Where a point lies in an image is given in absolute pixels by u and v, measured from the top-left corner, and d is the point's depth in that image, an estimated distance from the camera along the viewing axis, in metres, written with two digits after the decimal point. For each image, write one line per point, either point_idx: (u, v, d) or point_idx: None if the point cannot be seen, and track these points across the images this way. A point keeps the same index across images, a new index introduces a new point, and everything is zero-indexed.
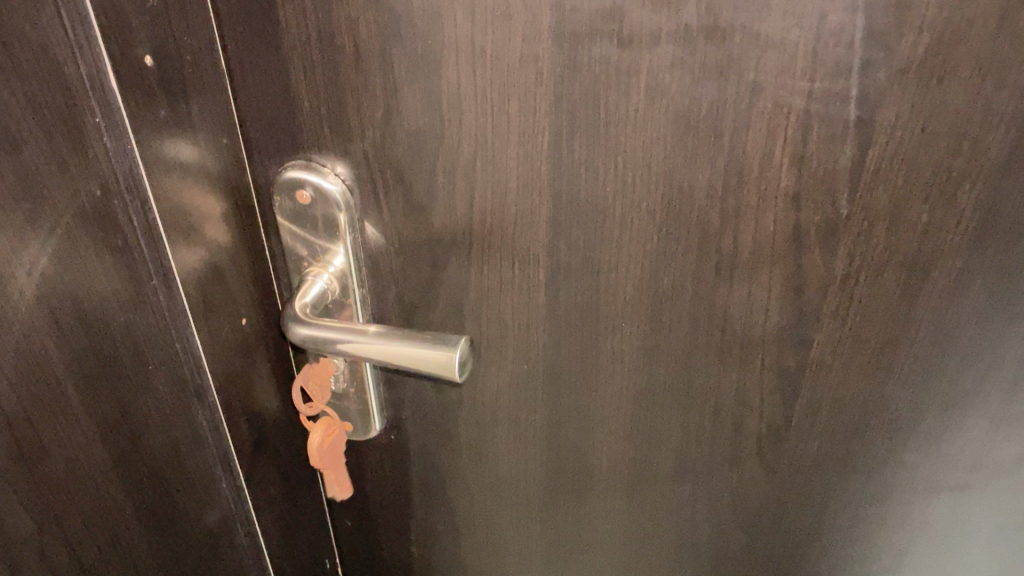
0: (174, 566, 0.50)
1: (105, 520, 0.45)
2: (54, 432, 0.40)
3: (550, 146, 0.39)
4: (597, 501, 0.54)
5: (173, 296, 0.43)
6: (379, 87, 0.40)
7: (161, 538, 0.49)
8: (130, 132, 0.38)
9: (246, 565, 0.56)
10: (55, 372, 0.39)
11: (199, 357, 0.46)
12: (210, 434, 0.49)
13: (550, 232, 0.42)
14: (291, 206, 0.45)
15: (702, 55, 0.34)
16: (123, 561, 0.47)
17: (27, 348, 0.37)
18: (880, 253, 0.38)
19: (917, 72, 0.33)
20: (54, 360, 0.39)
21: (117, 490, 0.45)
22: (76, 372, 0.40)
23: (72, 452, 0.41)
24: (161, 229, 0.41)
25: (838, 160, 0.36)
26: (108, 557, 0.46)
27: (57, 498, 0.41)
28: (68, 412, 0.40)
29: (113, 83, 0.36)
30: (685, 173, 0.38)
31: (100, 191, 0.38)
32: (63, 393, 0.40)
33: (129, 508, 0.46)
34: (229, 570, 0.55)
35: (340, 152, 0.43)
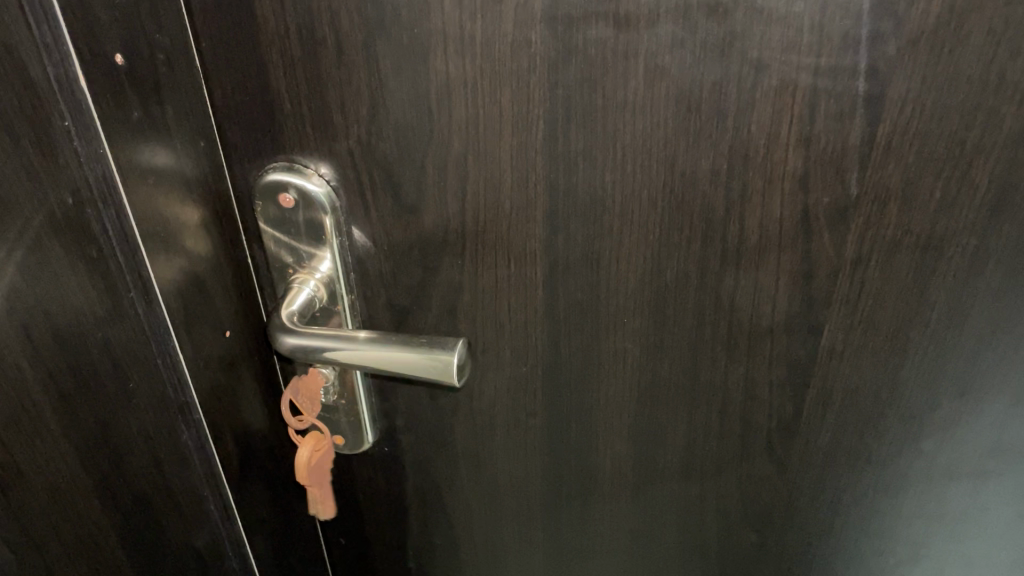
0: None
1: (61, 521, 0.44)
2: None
3: (546, 136, 0.38)
4: (601, 505, 0.52)
5: (154, 312, 0.40)
6: (364, 81, 0.38)
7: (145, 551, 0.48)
8: (102, 136, 0.35)
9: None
10: (15, 380, 0.39)
11: (183, 374, 0.43)
12: (196, 455, 0.46)
13: (548, 226, 0.41)
14: (275, 212, 0.43)
15: (704, 33, 0.33)
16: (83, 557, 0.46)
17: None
18: (891, 233, 0.37)
19: (928, 42, 0.32)
20: (24, 369, 0.39)
21: (91, 503, 0.44)
22: (46, 385, 0.40)
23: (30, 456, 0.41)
24: (138, 237, 0.38)
25: (848, 138, 0.35)
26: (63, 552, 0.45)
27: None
28: (35, 421, 0.40)
29: (85, 86, 0.34)
30: (687, 158, 0.37)
31: (73, 200, 0.36)
32: (31, 404, 0.40)
33: (109, 520, 0.45)
34: None
35: (324, 152, 0.41)
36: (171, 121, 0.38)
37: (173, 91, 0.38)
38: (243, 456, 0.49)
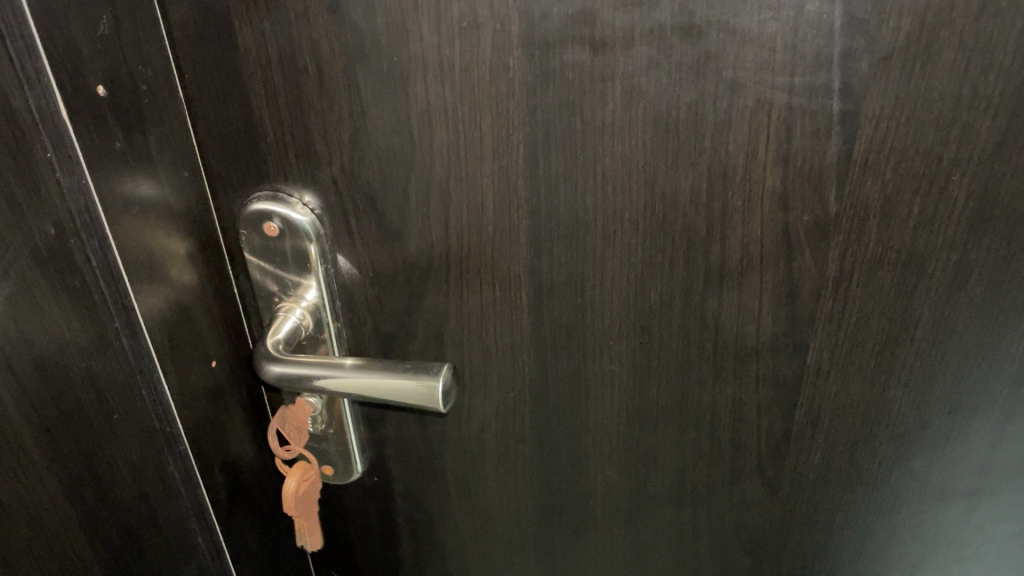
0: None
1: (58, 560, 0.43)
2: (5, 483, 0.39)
3: (526, 160, 0.38)
4: (593, 532, 0.52)
5: (137, 339, 0.40)
6: (344, 108, 0.38)
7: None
8: (83, 164, 0.35)
9: None
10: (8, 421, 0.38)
11: (169, 403, 0.43)
12: (182, 484, 0.46)
13: (532, 250, 0.41)
14: (260, 241, 0.43)
15: (679, 54, 0.33)
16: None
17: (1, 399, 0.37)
18: (873, 250, 0.37)
19: (900, 58, 0.32)
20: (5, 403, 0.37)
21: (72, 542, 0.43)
22: (31, 417, 0.38)
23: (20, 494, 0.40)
24: (122, 268, 0.38)
25: (825, 156, 0.35)
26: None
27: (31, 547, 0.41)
28: (25, 462, 0.39)
29: (64, 114, 0.34)
30: (667, 179, 0.37)
31: (56, 230, 0.36)
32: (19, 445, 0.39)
33: (93, 560, 0.44)
34: None
35: (307, 180, 0.41)
36: (154, 151, 0.38)
37: (156, 122, 0.38)
38: (231, 488, 0.49)
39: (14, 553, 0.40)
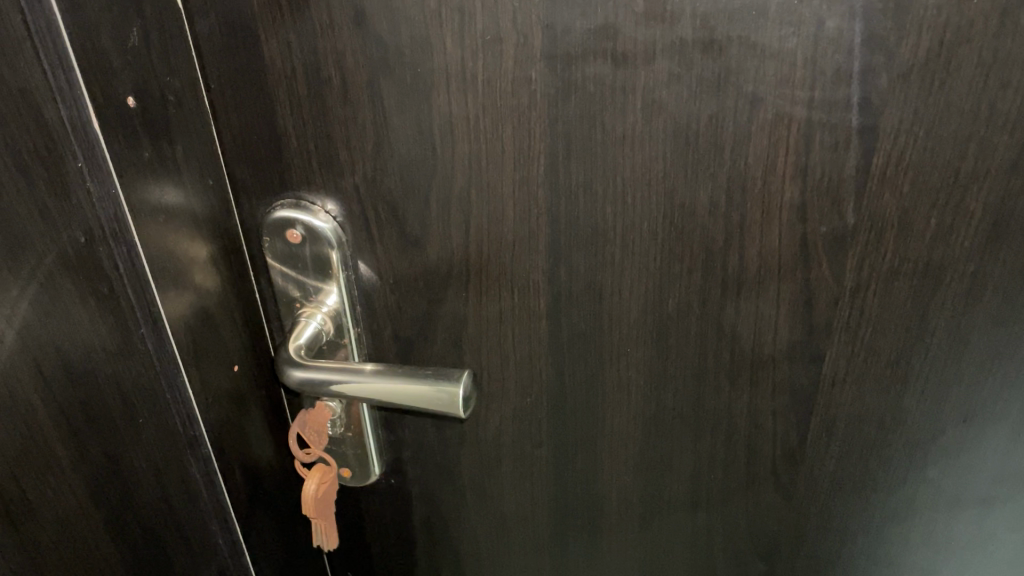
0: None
1: (79, 538, 0.45)
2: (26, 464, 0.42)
3: (546, 170, 0.38)
4: (608, 536, 0.52)
5: (164, 344, 0.40)
6: (368, 118, 0.39)
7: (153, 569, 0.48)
8: (113, 174, 0.35)
9: None
10: (31, 410, 0.40)
11: (193, 410, 0.43)
12: (205, 490, 0.46)
13: (551, 259, 0.41)
14: (283, 247, 0.44)
15: (699, 68, 0.34)
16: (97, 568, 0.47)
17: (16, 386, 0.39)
18: (889, 262, 0.38)
19: (918, 75, 0.32)
20: (30, 397, 0.40)
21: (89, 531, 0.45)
22: (53, 411, 0.41)
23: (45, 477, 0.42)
24: (149, 275, 0.38)
25: (843, 169, 0.35)
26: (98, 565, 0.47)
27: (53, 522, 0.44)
28: (46, 450, 0.42)
29: (96, 126, 0.34)
30: (686, 189, 0.37)
31: (85, 238, 0.37)
32: (40, 432, 0.41)
33: (111, 550, 0.46)
34: None
35: (330, 188, 0.41)
36: (181, 160, 0.39)
37: (183, 131, 0.39)
38: (251, 489, 0.49)
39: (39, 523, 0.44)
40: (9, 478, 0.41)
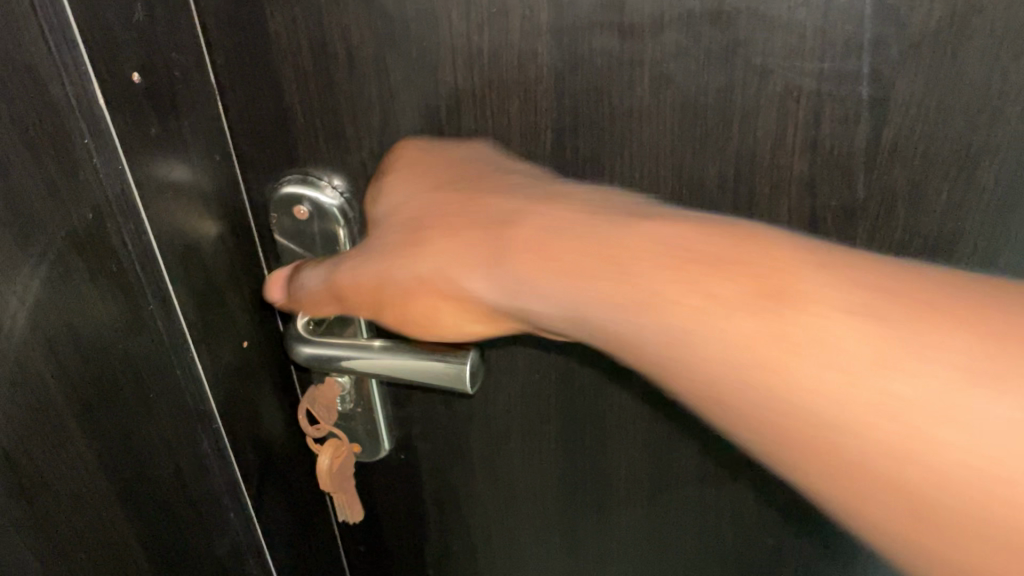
0: None
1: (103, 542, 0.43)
2: (53, 463, 0.39)
3: (553, 143, 0.38)
4: (617, 511, 0.53)
5: (172, 321, 0.41)
6: (374, 93, 0.39)
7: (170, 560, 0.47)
8: (120, 151, 0.36)
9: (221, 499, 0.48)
10: (52, 402, 0.38)
11: (201, 382, 0.44)
12: (216, 461, 0.47)
13: None
14: (290, 223, 0.44)
15: (707, 41, 0.34)
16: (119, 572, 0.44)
17: (31, 376, 0.36)
18: (900, 235, 0.37)
19: (929, 45, 0.32)
20: (48, 382, 0.37)
21: (109, 530, 0.43)
22: (71, 398, 0.38)
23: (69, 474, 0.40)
24: (156, 250, 0.39)
25: (853, 142, 0.35)
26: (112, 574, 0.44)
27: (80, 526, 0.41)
28: (67, 442, 0.39)
29: (103, 105, 0.34)
30: (693, 164, 0.37)
31: (93, 215, 0.37)
32: (62, 424, 0.38)
33: (133, 551, 0.44)
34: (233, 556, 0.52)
35: (337, 163, 0.42)
36: (189, 138, 0.39)
37: (190, 109, 0.39)
38: (262, 464, 0.50)
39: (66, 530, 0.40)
40: (35, 475, 0.38)
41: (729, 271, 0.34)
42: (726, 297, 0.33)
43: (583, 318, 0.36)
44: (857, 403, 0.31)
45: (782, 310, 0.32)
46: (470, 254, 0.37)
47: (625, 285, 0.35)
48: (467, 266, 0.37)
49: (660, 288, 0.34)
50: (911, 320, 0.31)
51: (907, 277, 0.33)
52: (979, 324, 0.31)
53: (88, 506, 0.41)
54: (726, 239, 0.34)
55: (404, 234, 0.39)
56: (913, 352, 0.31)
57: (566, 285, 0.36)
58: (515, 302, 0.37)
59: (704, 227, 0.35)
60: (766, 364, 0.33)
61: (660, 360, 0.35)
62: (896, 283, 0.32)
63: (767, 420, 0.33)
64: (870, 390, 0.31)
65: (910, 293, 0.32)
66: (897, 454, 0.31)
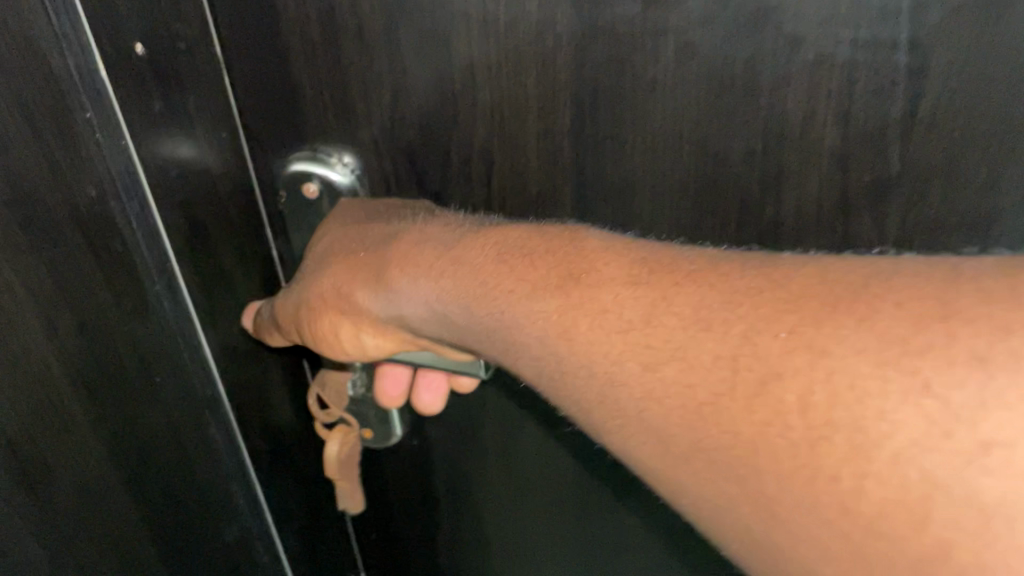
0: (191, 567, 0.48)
1: (108, 522, 0.43)
2: (53, 443, 0.39)
3: (572, 118, 0.37)
4: (633, 501, 0.51)
5: (180, 303, 0.40)
6: (385, 67, 0.37)
7: (177, 543, 0.47)
8: (123, 125, 0.34)
9: (231, 485, 0.48)
10: (54, 381, 0.38)
11: (211, 368, 0.43)
12: (225, 448, 0.46)
13: (576, 213, 0.40)
14: (298, 201, 0.42)
15: (736, 7, 0.32)
16: (122, 552, 0.44)
17: (30, 353, 0.36)
18: (935, 212, 0.36)
19: (971, 11, 0.30)
20: (53, 373, 0.37)
21: (113, 515, 0.43)
22: (74, 379, 0.38)
23: (71, 454, 0.40)
24: (163, 232, 0.38)
25: (888, 114, 0.33)
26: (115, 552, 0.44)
27: (82, 505, 0.41)
28: (69, 422, 0.39)
29: (104, 73, 0.33)
30: (719, 138, 0.36)
31: (97, 193, 0.35)
32: (64, 404, 0.38)
33: (138, 533, 0.44)
34: (240, 542, 0.51)
35: (347, 140, 0.40)
36: (194, 114, 0.37)
37: (194, 84, 0.36)
38: (273, 450, 0.49)
39: (66, 510, 0.41)
40: (35, 460, 0.38)
41: (634, 284, 0.33)
42: (617, 309, 0.32)
43: (501, 331, 0.36)
44: (762, 393, 0.28)
45: (669, 314, 0.31)
46: (394, 276, 0.38)
47: (533, 305, 0.35)
48: (409, 287, 0.38)
49: (563, 302, 0.34)
50: (847, 320, 0.27)
51: (881, 275, 0.28)
52: (951, 317, 0.25)
53: (93, 487, 0.41)
54: (626, 262, 0.34)
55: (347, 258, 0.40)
56: (856, 357, 0.26)
57: (478, 305, 0.36)
58: (438, 315, 0.38)
59: (622, 245, 0.35)
60: (649, 366, 0.31)
61: (568, 368, 0.34)
62: (797, 281, 0.29)
63: (673, 442, 0.31)
64: (736, 420, 0.29)
65: (892, 305, 0.26)
66: (805, 461, 0.27)
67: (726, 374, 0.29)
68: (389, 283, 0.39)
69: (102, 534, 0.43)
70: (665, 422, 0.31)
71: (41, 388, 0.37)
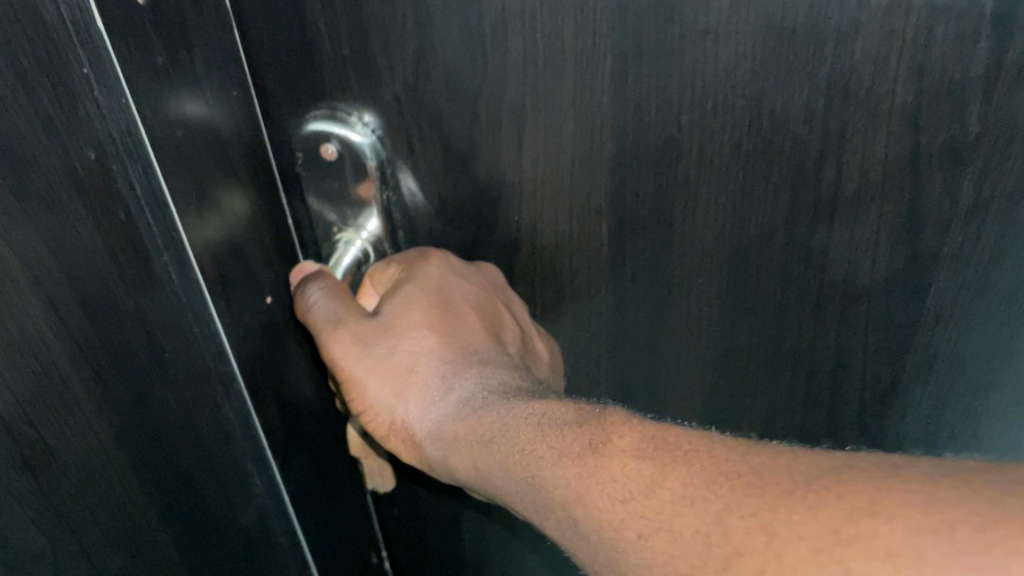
0: (210, 559, 0.45)
1: (118, 517, 0.38)
2: (58, 434, 0.34)
3: (612, 73, 0.35)
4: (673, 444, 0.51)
5: (189, 275, 0.36)
6: (409, 16, 0.34)
7: (193, 534, 0.43)
8: (122, 81, 0.30)
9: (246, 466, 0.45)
10: (56, 366, 0.33)
11: (223, 344, 0.40)
12: (239, 426, 0.43)
13: (614, 175, 0.38)
14: (315, 163, 0.40)
15: None
16: (137, 548, 0.40)
17: (29, 336, 0.31)
18: (1013, 178, 0.35)
19: None
20: (55, 358, 0.33)
21: (119, 511, 0.38)
22: (78, 360, 0.34)
23: (76, 445, 0.35)
24: (168, 197, 0.34)
25: (968, 66, 0.32)
26: (129, 551, 0.40)
27: (92, 499, 0.37)
28: (74, 410, 0.34)
29: (99, 22, 0.29)
30: (777, 95, 0.34)
31: (96, 156, 0.31)
32: (68, 390, 0.34)
33: (151, 527, 0.40)
34: (257, 529, 0.48)
35: (368, 97, 0.38)
36: (202, 70, 0.34)
37: (201, 37, 0.34)
38: (290, 426, 0.47)
39: (69, 510, 0.36)
40: (37, 448, 0.33)
41: (640, 456, 0.32)
42: (623, 481, 0.31)
43: (531, 493, 0.35)
44: (728, 570, 0.27)
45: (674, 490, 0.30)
46: (449, 425, 0.39)
47: (557, 466, 0.34)
48: (456, 437, 0.39)
49: (586, 467, 0.33)
50: (800, 509, 0.27)
51: (847, 468, 0.27)
52: (878, 514, 0.25)
53: (102, 482, 0.37)
54: (639, 436, 0.32)
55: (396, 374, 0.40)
56: (800, 540, 0.26)
57: (510, 467, 0.36)
58: (474, 468, 0.38)
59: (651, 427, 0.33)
60: (643, 536, 0.30)
61: (573, 533, 0.33)
62: (771, 469, 0.28)
63: None
64: None
65: (834, 495, 0.26)
66: None
67: (701, 547, 0.28)
68: (441, 430, 0.40)
69: (113, 531, 0.38)
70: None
71: (40, 375, 0.32)
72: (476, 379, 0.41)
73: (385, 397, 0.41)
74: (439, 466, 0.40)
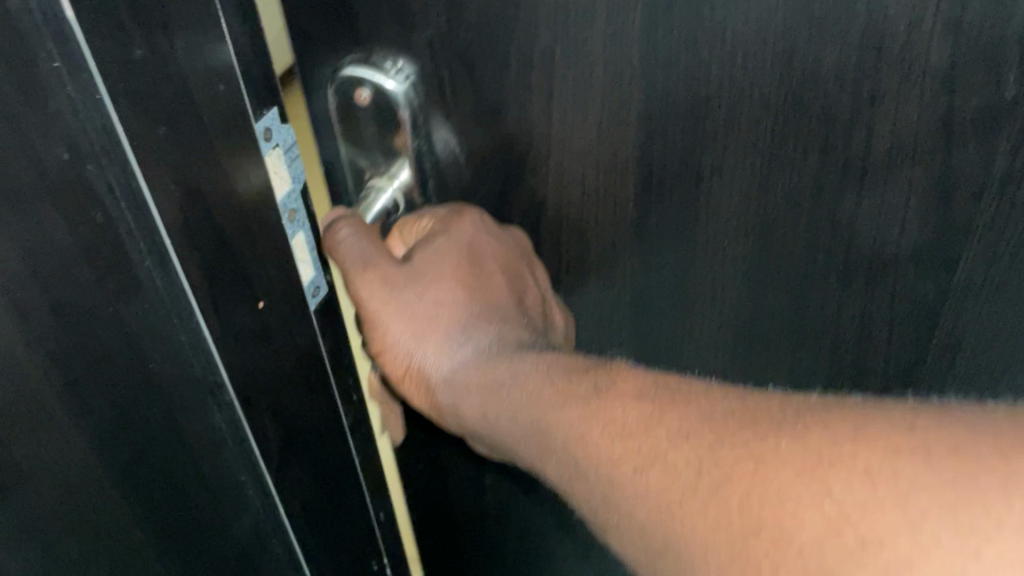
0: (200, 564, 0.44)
1: (97, 533, 0.38)
2: (38, 458, 0.33)
3: (642, 26, 0.34)
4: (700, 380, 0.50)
5: (173, 278, 0.35)
6: None
7: (180, 543, 0.42)
8: (96, 74, 0.28)
9: (235, 473, 0.43)
10: (34, 391, 0.32)
11: (212, 353, 0.38)
12: (227, 435, 0.42)
13: (643, 130, 0.38)
14: (346, 104, 0.39)
15: None
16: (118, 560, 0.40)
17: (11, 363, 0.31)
18: None
19: None
20: (36, 382, 0.32)
21: (103, 526, 0.38)
22: (58, 382, 0.33)
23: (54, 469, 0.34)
24: (150, 196, 0.32)
25: (1012, 21, 0.31)
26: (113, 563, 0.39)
27: (70, 520, 0.36)
28: (52, 432, 0.33)
29: (68, 10, 0.26)
30: (810, 53, 0.33)
31: (69, 155, 0.29)
32: (46, 414, 0.33)
33: (134, 540, 0.40)
34: (252, 536, 0.47)
35: (401, 44, 0.37)
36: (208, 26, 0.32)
37: None
38: (284, 436, 0.45)
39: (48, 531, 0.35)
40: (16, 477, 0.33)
41: (641, 399, 0.35)
42: (622, 417, 0.34)
43: (536, 436, 0.38)
44: (742, 512, 0.29)
45: (684, 435, 0.32)
46: (464, 375, 0.42)
47: (565, 408, 0.37)
48: (469, 386, 0.42)
49: (586, 410, 0.36)
50: (786, 437, 0.29)
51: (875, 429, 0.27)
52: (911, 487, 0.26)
53: (80, 502, 0.36)
54: (641, 382, 0.36)
55: (418, 321, 0.43)
56: (787, 466, 0.29)
57: (522, 412, 0.39)
58: (484, 417, 0.41)
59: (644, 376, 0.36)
60: (640, 469, 0.33)
61: (575, 472, 0.36)
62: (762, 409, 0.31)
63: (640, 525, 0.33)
64: (716, 533, 0.30)
65: (860, 454, 0.27)
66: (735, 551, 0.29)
67: (696, 484, 0.31)
68: (456, 379, 0.42)
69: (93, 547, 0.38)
70: (636, 503, 0.33)
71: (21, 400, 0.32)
72: (495, 335, 0.43)
73: (407, 340, 0.43)
74: (450, 413, 0.43)
